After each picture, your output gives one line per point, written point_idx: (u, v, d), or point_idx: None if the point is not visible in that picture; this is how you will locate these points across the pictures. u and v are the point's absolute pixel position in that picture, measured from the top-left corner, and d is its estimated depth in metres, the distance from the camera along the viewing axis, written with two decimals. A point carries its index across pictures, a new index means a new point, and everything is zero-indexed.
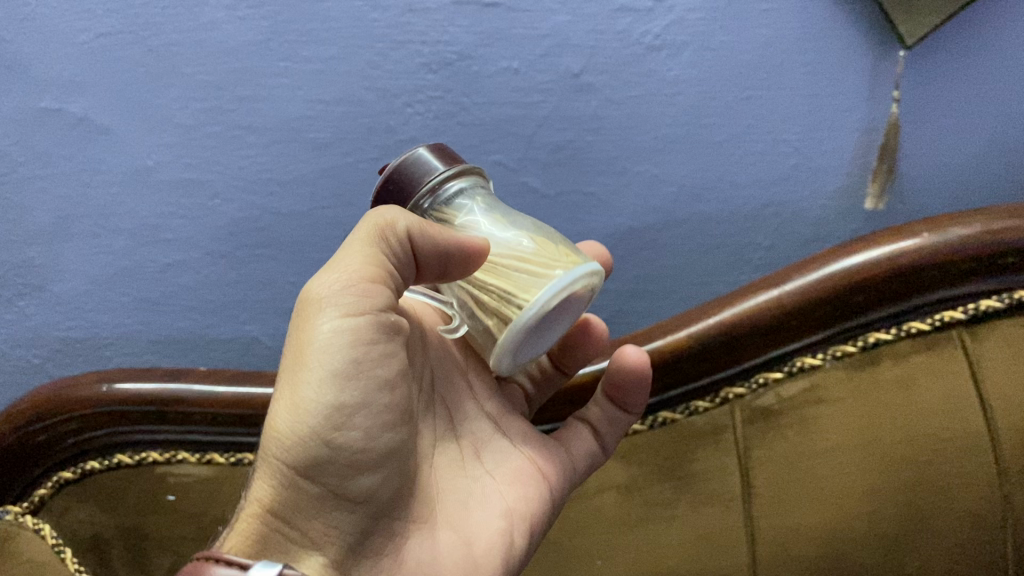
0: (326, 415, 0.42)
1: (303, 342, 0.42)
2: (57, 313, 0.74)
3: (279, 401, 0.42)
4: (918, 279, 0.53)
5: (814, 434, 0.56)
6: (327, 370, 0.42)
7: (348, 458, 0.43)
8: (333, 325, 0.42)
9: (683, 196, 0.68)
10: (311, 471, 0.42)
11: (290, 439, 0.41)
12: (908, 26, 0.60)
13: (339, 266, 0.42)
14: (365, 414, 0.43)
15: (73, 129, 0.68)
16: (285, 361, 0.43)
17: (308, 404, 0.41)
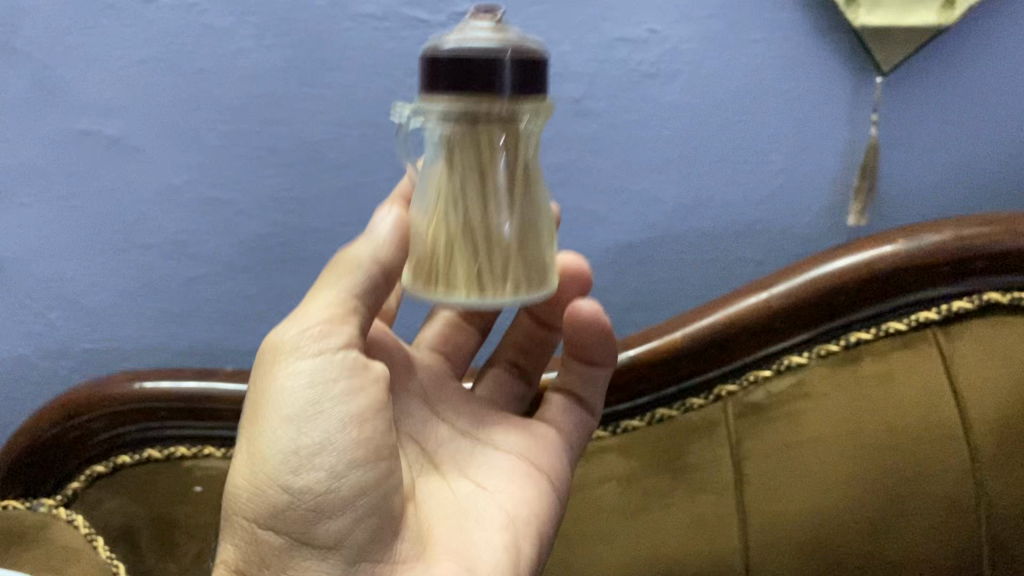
0: (286, 460, 0.44)
1: (264, 396, 0.45)
2: (88, 324, 0.78)
3: (242, 454, 0.45)
4: (894, 281, 0.58)
5: (800, 426, 0.61)
6: (286, 415, 0.44)
7: (313, 501, 0.44)
8: (296, 382, 0.44)
9: (677, 214, 0.73)
10: (274, 517, 0.44)
11: (250, 489, 0.44)
12: (883, 55, 0.66)
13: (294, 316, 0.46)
14: (329, 454, 0.44)
15: (108, 149, 0.73)
16: (246, 412, 0.46)
17: (264, 452, 0.44)
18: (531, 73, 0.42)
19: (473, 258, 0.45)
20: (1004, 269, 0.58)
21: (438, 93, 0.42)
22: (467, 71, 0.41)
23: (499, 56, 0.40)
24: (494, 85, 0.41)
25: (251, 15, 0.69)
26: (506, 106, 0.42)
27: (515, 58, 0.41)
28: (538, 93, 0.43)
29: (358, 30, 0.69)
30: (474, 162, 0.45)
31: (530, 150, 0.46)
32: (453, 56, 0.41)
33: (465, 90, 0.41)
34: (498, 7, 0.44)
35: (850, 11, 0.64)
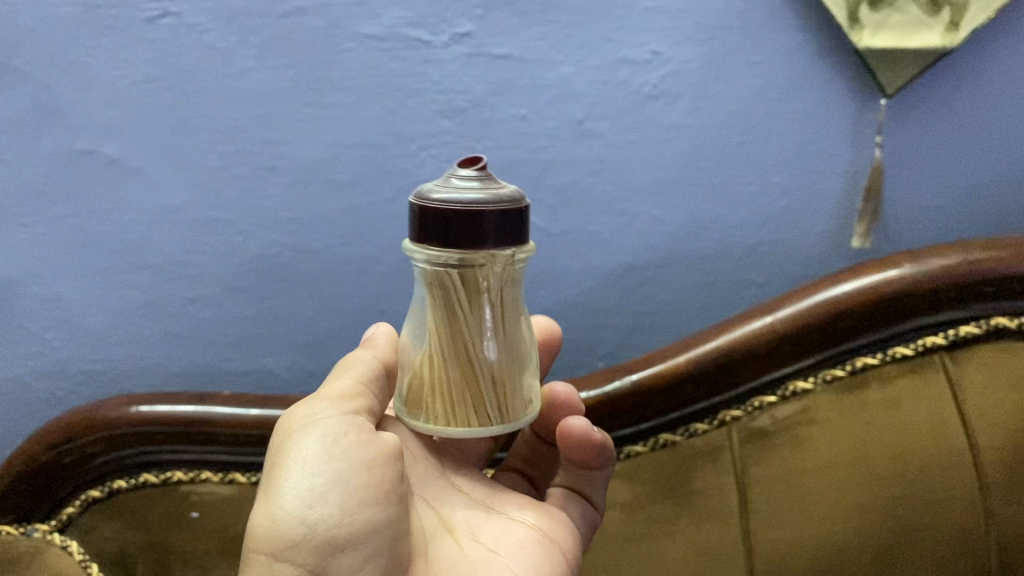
0: (303, 496, 0.45)
1: (283, 451, 0.47)
2: (85, 345, 0.77)
3: (258, 500, 0.46)
4: (901, 306, 0.57)
5: (806, 453, 0.60)
6: (302, 462, 0.46)
7: (326, 533, 0.45)
8: (313, 438, 0.47)
9: (679, 235, 0.72)
10: (290, 548, 0.45)
11: (264, 527, 0.45)
12: (888, 76, 0.65)
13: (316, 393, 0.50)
14: (342, 491, 0.46)
15: (107, 169, 0.72)
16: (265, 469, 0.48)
17: (280, 492, 0.45)
18: (514, 225, 0.44)
19: (456, 391, 0.48)
20: (1012, 294, 0.57)
21: (430, 242, 0.44)
22: (454, 223, 0.43)
23: (485, 212, 0.43)
24: (481, 237, 0.43)
25: (252, 36, 0.69)
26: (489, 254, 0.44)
27: (500, 210, 0.43)
28: (521, 241, 0.45)
29: (359, 51, 0.69)
30: (459, 306, 0.48)
31: (511, 288, 0.49)
32: (443, 208, 0.43)
33: (454, 243, 0.43)
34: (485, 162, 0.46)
35: (854, 33, 0.64)
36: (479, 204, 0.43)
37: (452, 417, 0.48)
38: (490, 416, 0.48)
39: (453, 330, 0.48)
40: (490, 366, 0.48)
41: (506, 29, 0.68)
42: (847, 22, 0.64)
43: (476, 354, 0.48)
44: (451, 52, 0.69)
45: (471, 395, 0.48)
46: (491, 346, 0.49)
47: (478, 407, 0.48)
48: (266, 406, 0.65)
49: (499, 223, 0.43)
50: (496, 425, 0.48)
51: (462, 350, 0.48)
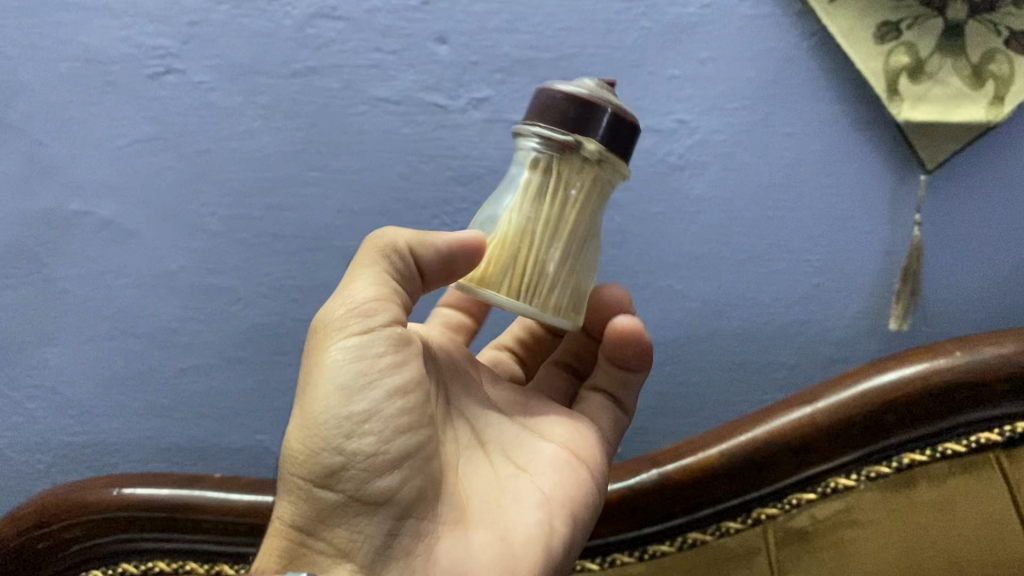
0: (340, 420, 0.41)
1: (316, 366, 0.42)
2: (68, 417, 0.72)
3: (295, 420, 0.42)
4: (952, 398, 0.53)
5: (850, 559, 0.54)
6: (338, 379, 0.42)
7: (366, 464, 0.41)
8: (346, 354, 0.42)
9: (706, 311, 0.67)
10: (329, 478, 0.41)
11: (304, 453, 0.41)
12: (930, 151, 0.62)
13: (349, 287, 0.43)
14: (379, 418, 0.42)
15: (101, 230, 0.68)
16: (300, 382, 0.43)
17: (319, 417, 0.41)
18: (624, 137, 0.43)
19: (517, 265, 0.43)
20: None
21: (550, 120, 0.42)
22: (579, 109, 0.41)
23: (604, 111, 0.42)
24: (592, 130, 0.42)
25: (259, 96, 0.66)
26: (592, 152, 0.42)
27: (620, 119, 0.42)
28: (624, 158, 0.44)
29: (372, 114, 0.66)
30: (552, 196, 0.44)
31: (599, 204, 0.46)
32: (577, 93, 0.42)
33: (573, 127, 0.42)
34: (614, 82, 0.45)
35: (894, 105, 0.61)
36: (604, 100, 0.42)
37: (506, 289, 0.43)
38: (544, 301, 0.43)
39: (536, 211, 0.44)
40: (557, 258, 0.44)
41: (527, 95, 0.65)
42: (886, 94, 0.61)
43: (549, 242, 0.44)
44: (469, 118, 0.66)
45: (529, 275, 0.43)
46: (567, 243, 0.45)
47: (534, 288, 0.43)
48: (260, 491, 0.60)
49: (614, 126, 0.42)
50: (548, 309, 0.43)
51: (535, 235, 0.44)
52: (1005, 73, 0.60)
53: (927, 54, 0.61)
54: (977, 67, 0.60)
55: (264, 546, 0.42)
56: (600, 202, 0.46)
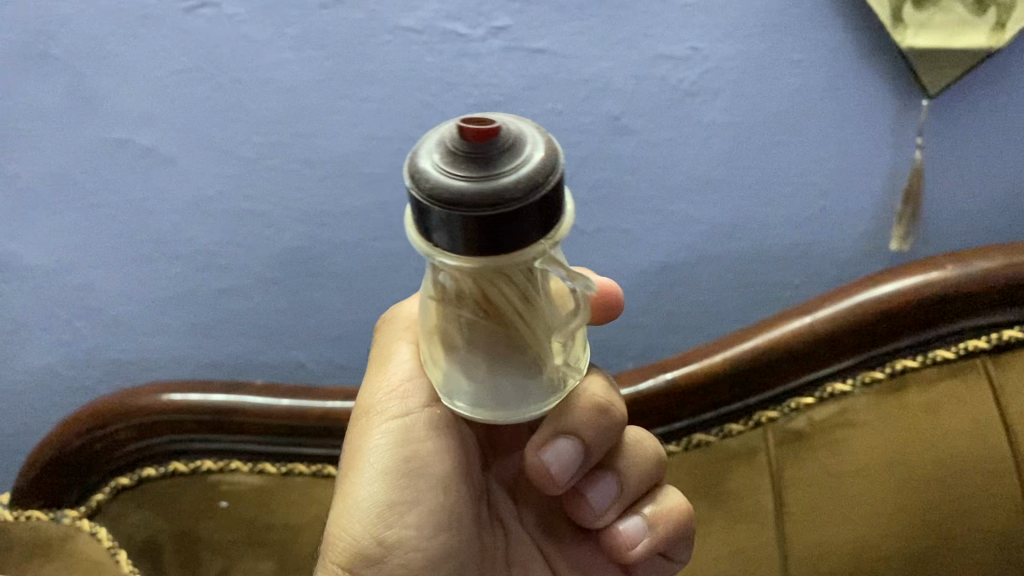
0: (380, 513, 0.44)
1: (361, 451, 0.46)
2: (113, 335, 0.79)
3: (340, 505, 0.45)
4: (943, 309, 0.56)
5: (842, 455, 0.59)
6: (377, 475, 0.45)
7: (402, 558, 0.44)
8: (385, 442, 0.45)
9: (715, 234, 0.72)
10: (365, 565, 0.43)
11: (347, 540, 0.44)
12: (931, 77, 0.64)
13: (375, 384, 0.47)
14: (419, 510, 0.45)
15: (140, 158, 0.72)
16: (345, 463, 0.47)
17: (360, 503, 0.44)
18: (548, 205, 0.30)
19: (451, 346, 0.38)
20: None
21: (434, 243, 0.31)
22: (492, 236, 0.29)
23: (529, 211, 0.29)
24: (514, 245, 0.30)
25: (289, 28, 0.67)
26: (498, 263, 0.31)
27: (531, 203, 0.29)
28: (552, 225, 0.31)
29: (396, 44, 0.67)
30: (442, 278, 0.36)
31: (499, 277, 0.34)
32: (449, 207, 0.29)
33: (469, 249, 0.30)
34: (487, 131, 0.29)
35: (898, 33, 0.63)
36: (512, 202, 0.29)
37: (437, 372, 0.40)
38: (460, 395, 0.38)
39: (436, 293, 0.37)
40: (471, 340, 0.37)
41: (546, 23, 0.66)
42: (891, 22, 0.62)
43: (458, 320, 0.37)
44: (488, 46, 0.67)
45: (454, 356, 0.38)
46: (481, 326, 0.36)
47: (456, 373, 0.39)
48: (297, 397, 0.67)
49: (533, 216, 0.29)
50: (462, 404, 0.38)
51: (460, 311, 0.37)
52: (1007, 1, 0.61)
53: None
54: None
55: None
56: (496, 281, 0.34)
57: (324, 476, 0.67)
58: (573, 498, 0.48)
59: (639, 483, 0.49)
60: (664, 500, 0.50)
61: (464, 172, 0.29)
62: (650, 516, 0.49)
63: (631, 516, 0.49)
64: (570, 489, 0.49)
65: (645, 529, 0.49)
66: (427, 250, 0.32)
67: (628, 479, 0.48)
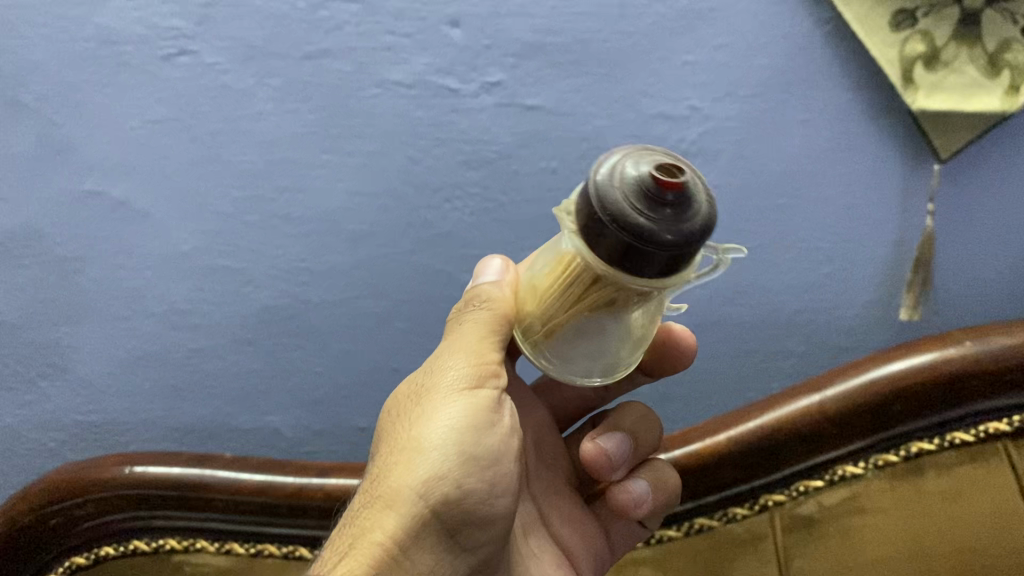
0: (460, 462, 0.41)
1: (441, 394, 0.42)
2: (79, 398, 0.72)
3: (415, 437, 0.41)
4: (961, 389, 0.53)
5: (856, 546, 0.55)
6: (458, 429, 0.41)
7: (472, 507, 0.41)
8: (474, 398, 0.42)
9: (715, 298, 0.67)
10: (438, 508, 0.40)
11: (424, 476, 0.40)
12: (943, 140, 0.62)
13: (462, 342, 0.43)
14: (495, 470, 0.42)
15: (112, 212, 0.68)
16: (417, 401, 0.43)
17: (440, 440, 0.41)
18: (690, 254, 0.31)
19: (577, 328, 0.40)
20: None
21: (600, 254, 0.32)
22: (632, 258, 0.31)
23: (671, 253, 0.30)
24: (649, 271, 0.32)
25: (271, 78, 0.66)
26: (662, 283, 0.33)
27: (682, 249, 0.30)
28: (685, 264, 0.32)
29: (384, 97, 0.65)
30: (594, 283, 0.37)
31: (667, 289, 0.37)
32: (614, 226, 0.30)
33: (615, 262, 0.32)
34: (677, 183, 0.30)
35: (908, 94, 0.61)
36: (658, 252, 0.30)
37: (553, 353, 0.41)
38: (591, 368, 0.41)
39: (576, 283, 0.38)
40: (603, 325, 0.40)
41: (539, 79, 0.64)
42: (901, 82, 0.61)
43: (589, 310, 0.39)
44: (480, 101, 0.65)
45: (580, 339, 0.40)
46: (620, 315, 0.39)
47: (582, 352, 0.41)
48: (267, 471, 0.62)
49: (670, 261, 0.31)
50: (597, 376, 0.41)
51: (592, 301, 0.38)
52: (1020, 63, 0.59)
53: (943, 42, 0.60)
54: (993, 56, 0.59)
55: (363, 535, 0.39)
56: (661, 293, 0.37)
57: (295, 558, 0.61)
58: (592, 452, 0.48)
59: (647, 443, 0.51)
60: (663, 468, 0.52)
61: (634, 204, 0.30)
62: (653, 480, 0.51)
63: (635, 479, 0.50)
64: (586, 442, 0.49)
65: (650, 492, 0.50)
66: (582, 247, 0.33)
67: (639, 441, 0.50)
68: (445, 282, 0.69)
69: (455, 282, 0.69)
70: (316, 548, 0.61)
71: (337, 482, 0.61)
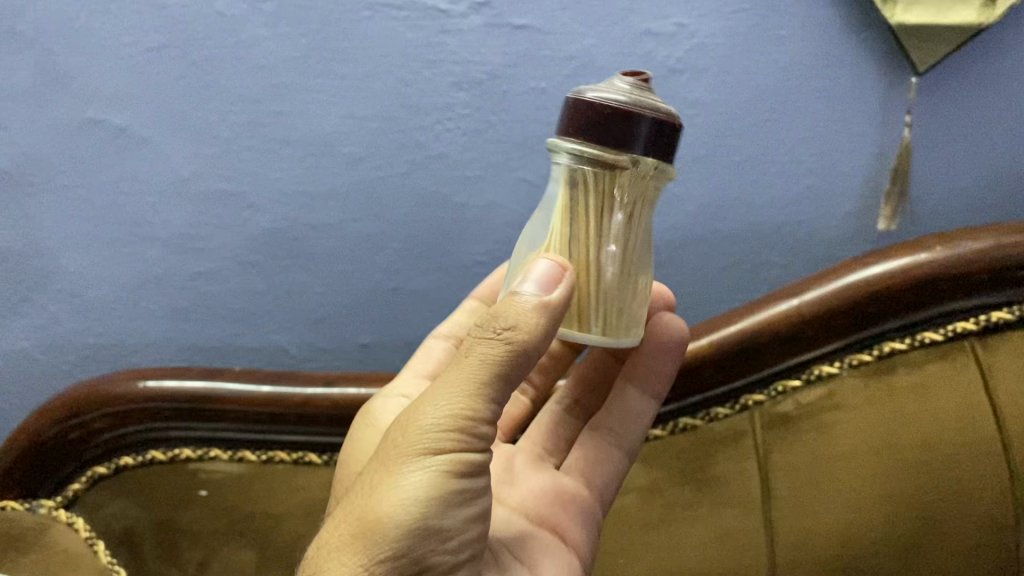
0: (416, 536, 0.39)
1: (413, 453, 0.40)
2: (89, 320, 0.75)
3: (379, 498, 0.40)
4: (933, 291, 0.56)
5: (829, 439, 0.60)
6: (427, 498, 0.39)
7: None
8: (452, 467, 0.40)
9: (702, 214, 0.70)
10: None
11: (382, 546, 0.39)
12: (920, 54, 0.63)
13: (445, 396, 0.40)
14: (455, 539, 0.41)
15: (115, 139, 0.70)
16: (390, 454, 0.41)
17: (407, 509, 0.39)
18: (663, 139, 0.41)
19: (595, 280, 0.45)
20: None
21: (578, 134, 0.41)
22: (615, 125, 0.40)
23: (645, 117, 0.40)
24: (629, 141, 0.40)
25: (263, 3, 0.66)
26: (637, 160, 0.41)
27: (656, 119, 0.40)
28: (661, 158, 0.41)
29: (374, 20, 0.66)
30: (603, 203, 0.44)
31: (640, 211, 0.45)
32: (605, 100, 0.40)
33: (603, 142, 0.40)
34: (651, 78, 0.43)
35: (888, 8, 0.62)
36: (636, 117, 0.40)
37: (582, 315, 0.44)
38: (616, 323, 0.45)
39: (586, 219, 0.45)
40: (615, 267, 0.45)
41: None
42: None
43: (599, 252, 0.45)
44: (470, 22, 0.66)
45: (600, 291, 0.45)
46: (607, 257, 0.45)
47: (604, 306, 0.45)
48: (277, 382, 0.66)
49: (650, 132, 0.40)
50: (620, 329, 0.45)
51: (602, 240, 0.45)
52: None
53: None
54: None
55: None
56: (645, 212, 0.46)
57: (304, 463, 0.67)
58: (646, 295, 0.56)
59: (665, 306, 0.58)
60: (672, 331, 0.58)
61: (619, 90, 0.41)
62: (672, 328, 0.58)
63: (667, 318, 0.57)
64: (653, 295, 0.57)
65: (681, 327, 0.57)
66: (575, 147, 0.42)
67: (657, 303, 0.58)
68: (439, 205, 0.71)
69: (447, 204, 0.71)
70: (325, 455, 0.67)
71: (344, 391, 0.65)
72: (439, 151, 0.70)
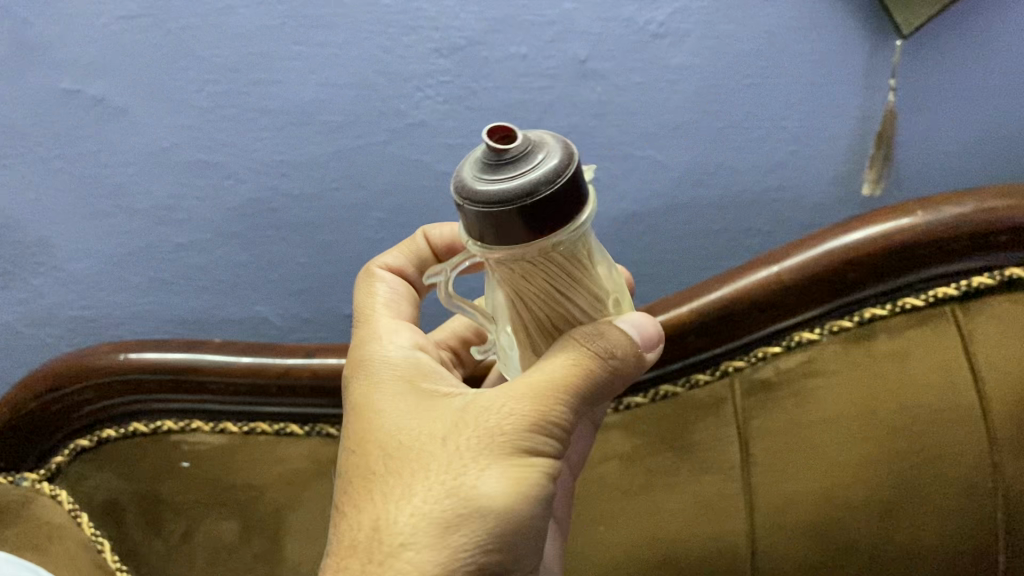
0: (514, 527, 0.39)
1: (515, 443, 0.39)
2: (70, 293, 0.76)
3: (481, 483, 0.38)
4: (915, 256, 0.56)
5: (809, 405, 0.60)
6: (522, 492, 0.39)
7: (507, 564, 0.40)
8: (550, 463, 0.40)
9: (685, 179, 0.70)
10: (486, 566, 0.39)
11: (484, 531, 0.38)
12: (904, 16, 0.62)
13: (549, 395, 0.40)
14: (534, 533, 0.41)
15: (90, 109, 0.68)
16: (484, 439, 0.39)
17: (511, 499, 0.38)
18: (571, 189, 0.33)
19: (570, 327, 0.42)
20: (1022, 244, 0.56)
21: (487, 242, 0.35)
22: (517, 222, 0.33)
23: (544, 193, 0.32)
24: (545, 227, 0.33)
25: None
26: (569, 234, 0.35)
27: (553, 182, 0.33)
28: (579, 205, 0.34)
29: None
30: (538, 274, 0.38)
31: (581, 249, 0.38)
32: (490, 200, 0.33)
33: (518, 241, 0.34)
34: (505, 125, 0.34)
35: None
36: (538, 203, 0.32)
37: None
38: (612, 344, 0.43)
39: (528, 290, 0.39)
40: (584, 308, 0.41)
41: None
42: None
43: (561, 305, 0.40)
44: None
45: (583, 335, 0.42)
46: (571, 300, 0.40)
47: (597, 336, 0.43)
48: (258, 353, 0.66)
49: (560, 201, 0.33)
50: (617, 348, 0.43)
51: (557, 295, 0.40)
52: None
53: None
54: None
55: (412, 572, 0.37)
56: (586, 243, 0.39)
57: (286, 433, 0.67)
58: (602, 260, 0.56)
59: None
60: None
61: (494, 175, 0.33)
62: None
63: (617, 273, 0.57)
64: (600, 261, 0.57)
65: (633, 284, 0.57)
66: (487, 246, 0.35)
67: None
68: (422, 173, 0.71)
69: (431, 172, 0.71)
70: (305, 426, 0.67)
71: (324, 362, 0.64)
72: (419, 120, 0.69)
